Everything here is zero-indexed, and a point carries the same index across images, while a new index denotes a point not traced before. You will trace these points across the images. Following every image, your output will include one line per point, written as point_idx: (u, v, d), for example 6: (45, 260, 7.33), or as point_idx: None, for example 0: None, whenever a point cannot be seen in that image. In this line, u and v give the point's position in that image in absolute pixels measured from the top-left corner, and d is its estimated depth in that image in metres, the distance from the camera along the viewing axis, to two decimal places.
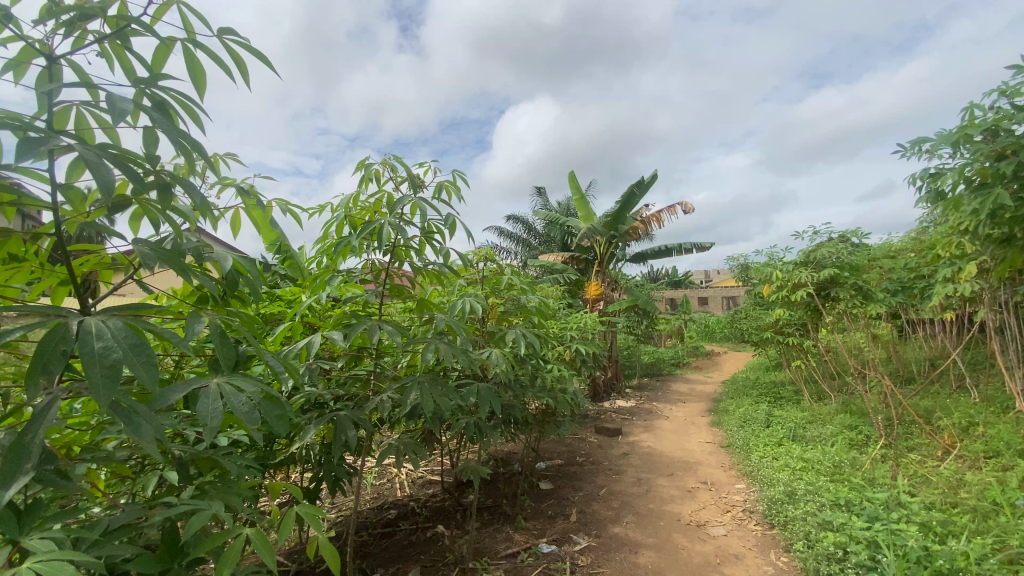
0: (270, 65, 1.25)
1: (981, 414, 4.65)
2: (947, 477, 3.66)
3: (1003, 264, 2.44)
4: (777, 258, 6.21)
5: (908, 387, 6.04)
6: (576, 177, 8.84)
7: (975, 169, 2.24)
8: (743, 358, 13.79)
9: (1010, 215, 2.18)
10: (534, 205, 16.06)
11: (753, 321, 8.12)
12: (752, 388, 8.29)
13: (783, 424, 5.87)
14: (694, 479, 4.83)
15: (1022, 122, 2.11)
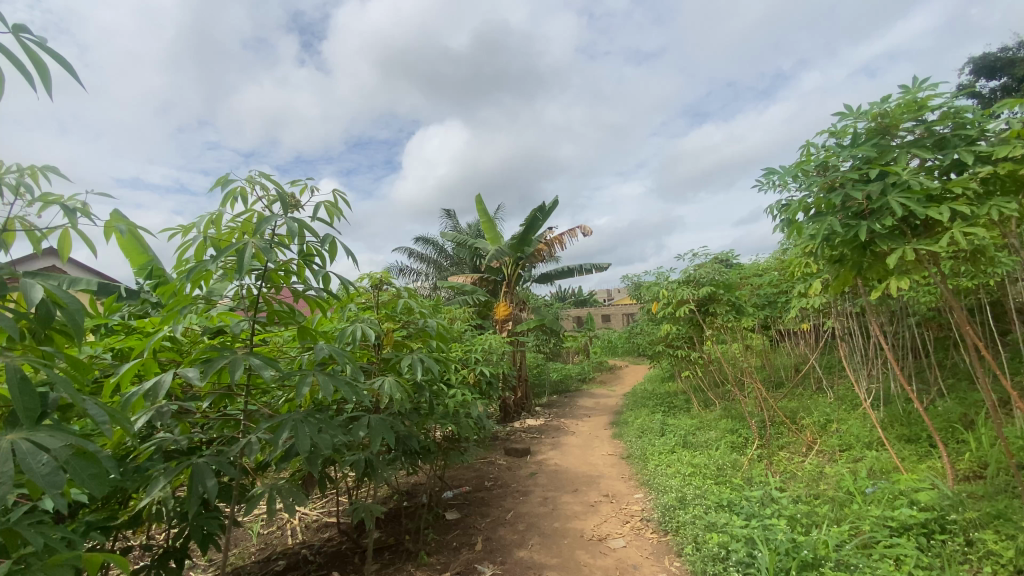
0: (82, 72, 1.08)
1: (834, 412, 5.31)
2: (811, 471, 4.10)
3: (837, 281, 2.83)
4: (663, 277, 6.70)
5: (778, 391, 6.76)
6: (482, 200, 8.95)
7: (813, 198, 2.58)
8: (643, 371, 14.61)
9: (841, 239, 2.53)
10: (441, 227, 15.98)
11: (648, 336, 8.66)
12: (649, 399, 8.79)
13: (676, 432, 6.27)
14: (597, 492, 4.95)
15: (846, 159, 2.47)
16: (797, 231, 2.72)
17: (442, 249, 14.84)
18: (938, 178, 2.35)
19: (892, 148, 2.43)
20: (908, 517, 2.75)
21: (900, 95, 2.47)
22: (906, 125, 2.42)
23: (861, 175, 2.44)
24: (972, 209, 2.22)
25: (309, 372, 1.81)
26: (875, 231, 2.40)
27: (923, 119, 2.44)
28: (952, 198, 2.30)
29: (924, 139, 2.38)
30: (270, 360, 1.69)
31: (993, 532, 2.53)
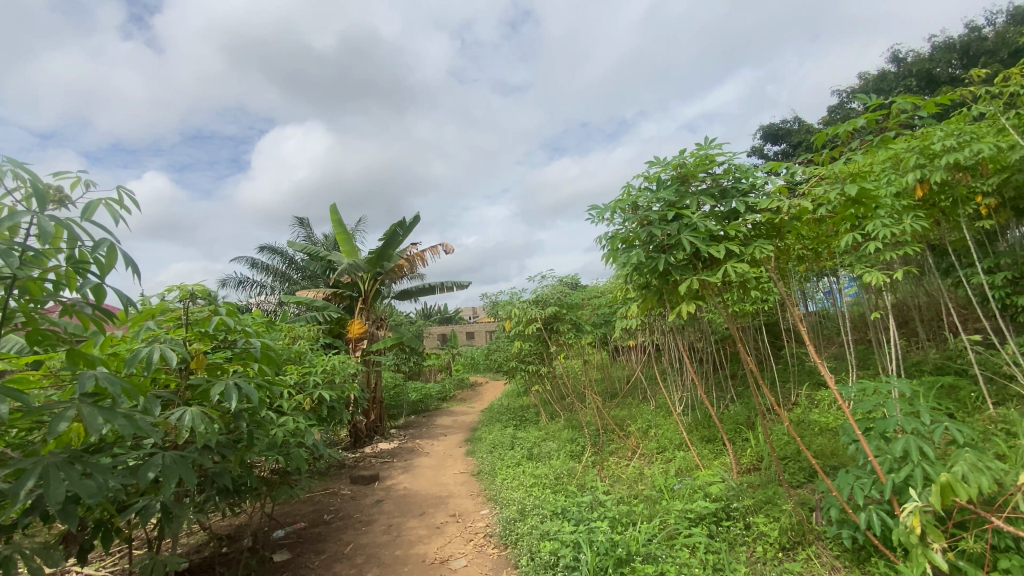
0: None
1: (654, 418, 6.04)
2: (633, 474, 4.57)
3: (644, 304, 3.25)
4: (515, 296, 7.00)
5: (614, 401, 7.47)
6: (338, 211, 8.49)
7: (630, 233, 2.93)
8: (501, 387, 14.97)
9: (648, 269, 2.91)
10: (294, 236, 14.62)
11: (503, 353, 8.93)
12: (502, 414, 9.04)
13: (523, 444, 6.56)
14: (444, 513, 4.90)
15: (651, 200, 2.86)
16: (616, 259, 3.06)
17: (289, 260, 13.66)
18: (720, 222, 2.84)
19: (690, 194, 2.88)
20: (704, 508, 3.19)
21: (697, 150, 2.94)
22: (701, 175, 2.87)
23: (665, 214, 2.84)
24: (742, 249, 2.72)
25: (72, 405, 1.52)
26: (671, 264, 2.83)
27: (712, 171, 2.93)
28: (728, 238, 2.79)
29: (712, 189, 2.86)
30: (12, 392, 1.37)
31: (762, 515, 3.05)
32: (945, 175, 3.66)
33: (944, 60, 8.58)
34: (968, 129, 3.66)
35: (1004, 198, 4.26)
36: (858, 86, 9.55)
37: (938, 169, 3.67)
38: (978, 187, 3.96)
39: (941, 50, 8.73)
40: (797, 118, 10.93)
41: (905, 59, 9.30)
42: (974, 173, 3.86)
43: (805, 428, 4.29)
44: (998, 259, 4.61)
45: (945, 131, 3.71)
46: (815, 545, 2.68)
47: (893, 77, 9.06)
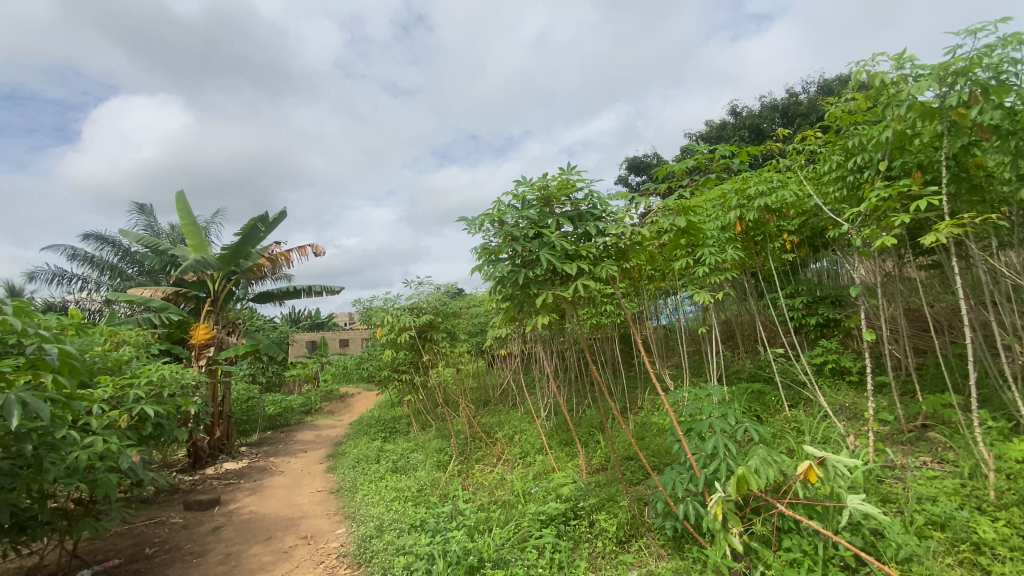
0: None
1: (520, 425, 6.26)
2: (495, 481, 4.68)
3: (507, 315, 3.40)
4: (388, 302, 6.69)
5: (485, 408, 7.60)
6: (185, 199, 7.49)
7: (495, 246, 3.03)
8: (373, 398, 14.37)
9: (510, 282, 3.06)
10: (144, 224, 12.25)
11: (374, 363, 8.57)
12: (371, 426, 8.65)
13: (388, 457, 6.34)
14: (294, 536, 4.53)
15: (513, 217, 3.02)
16: (481, 271, 3.14)
17: (122, 252, 11.70)
18: (575, 242, 3.07)
19: (550, 215, 3.07)
20: (555, 509, 3.38)
21: (559, 175, 3.16)
22: (562, 199, 3.09)
23: (527, 233, 3.01)
24: (592, 269, 2.99)
25: None
26: (530, 279, 3.01)
27: (573, 196, 3.17)
28: (582, 258, 3.04)
29: (571, 212, 3.09)
30: None
31: (605, 512, 3.32)
32: (757, 215, 4.38)
33: (769, 118, 10.27)
34: (776, 178, 4.38)
35: (801, 237, 5.16)
36: (706, 131, 11.03)
37: (752, 209, 4.37)
38: (782, 226, 4.76)
39: (768, 109, 10.47)
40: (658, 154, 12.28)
41: (741, 113, 10.99)
42: (779, 214, 4.62)
43: (647, 430, 4.77)
44: (797, 287, 5.66)
45: (759, 178, 4.40)
46: (647, 536, 2.97)
47: (731, 128, 10.66)
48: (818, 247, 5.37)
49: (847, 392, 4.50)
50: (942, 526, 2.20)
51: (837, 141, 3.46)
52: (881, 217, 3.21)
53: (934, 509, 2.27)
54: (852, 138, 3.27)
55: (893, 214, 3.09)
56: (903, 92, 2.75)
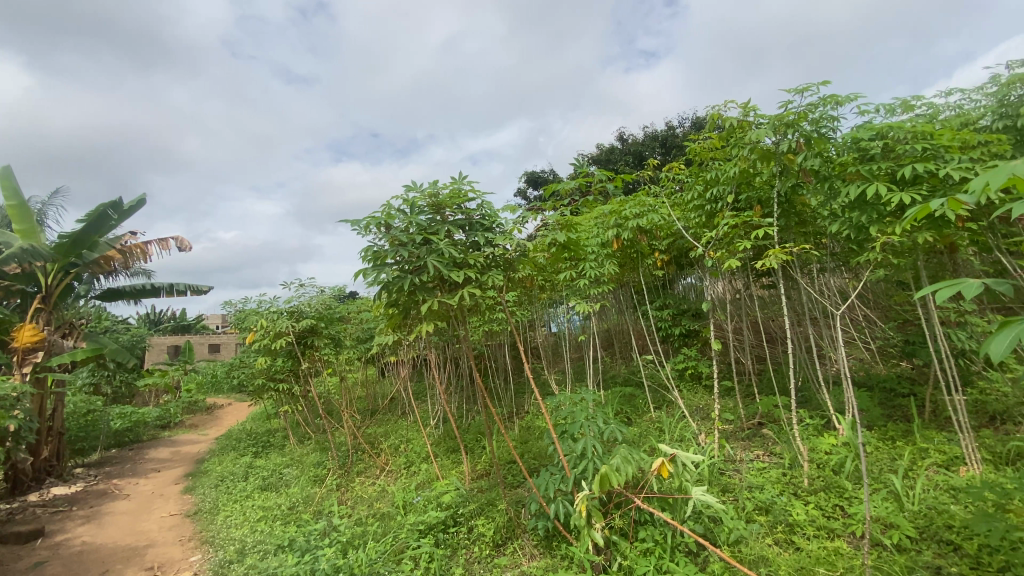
0: None
1: (406, 433, 6.12)
2: (376, 493, 4.51)
3: (392, 321, 3.31)
4: (264, 304, 6.17)
5: (371, 418, 7.32)
6: (9, 173, 6.24)
7: (382, 251, 2.94)
8: (247, 409, 13.12)
9: (395, 288, 2.98)
10: None
11: (246, 370, 7.84)
12: (240, 440, 7.89)
13: (258, 474, 5.82)
14: (136, 569, 3.96)
15: (401, 221, 2.96)
16: (364, 276, 3.04)
17: None
18: (463, 251, 3.09)
19: (438, 222, 3.06)
20: (434, 518, 3.35)
21: (451, 183, 3.17)
22: (453, 207, 3.10)
23: (415, 239, 2.97)
24: (479, 277, 3.04)
25: None
26: (416, 285, 2.97)
27: (464, 205, 3.19)
28: (469, 266, 3.07)
29: (461, 220, 3.11)
30: None
31: (483, 516, 3.36)
32: (632, 234, 4.76)
33: (650, 147, 11.24)
34: (649, 202, 4.81)
35: (670, 257, 5.69)
36: (596, 153, 11.81)
37: (628, 229, 4.75)
38: (654, 245, 5.21)
39: (649, 138, 11.50)
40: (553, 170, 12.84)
41: (628, 140, 11.94)
42: (650, 234, 5.06)
43: (530, 435, 4.93)
44: (665, 300, 6.25)
45: (634, 201, 4.79)
46: (521, 538, 3.06)
47: (618, 152, 11.53)
48: (684, 266, 5.98)
49: (702, 395, 5.05)
50: (765, 510, 2.54)
51: (698, 173, 3.91)
52: (729, 243, 3.67)
53: (761, 496, 2.62)
54: (710, 171, 3.71)
55: (738, 240, 3.56)
56: (745, 136, 3.18)
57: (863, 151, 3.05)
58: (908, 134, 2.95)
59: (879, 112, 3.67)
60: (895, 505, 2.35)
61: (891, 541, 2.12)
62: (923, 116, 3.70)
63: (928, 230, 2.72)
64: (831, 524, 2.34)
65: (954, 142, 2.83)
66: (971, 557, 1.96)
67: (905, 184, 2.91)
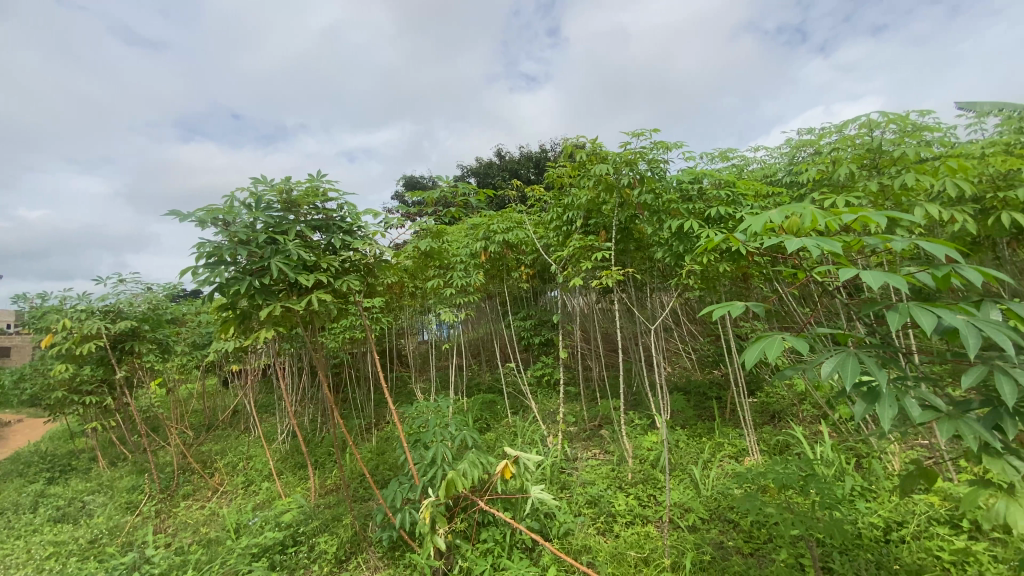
0: None
1: (249, 449, 5.58)
2: (205, 516, 4.04)
3: (227, 326, 3.01)
4: (68, 302, 5.13)
5: (207, 433, 6.53)
6: None
7: (221, 247, 2.66)
8: (44, 426, 10.82)
9: (234, 290, 2.72)
10: None
11: (42, 379, 6.48)
12: (28, 465, 6.47)
13: (50, 503, 4.84)
14: None
15: (246, 216, 2.72)
16: (196, 273, 2.74)
17: None
18: (316, 253, 2.95)
19: (290, 221, 2.88)
20: (270, 540, 3.10)
21: (307, 180, 3.01)
22: (308, 206, 2.95)
23: (263, 237, 2.75)
24: (332, 282, 2.93)
25: None
26: (259, 287, 2.75)
27: (320, 204, 3.05)
28: (321, 270, 2.93)
29: (317, 220, 2.96)
30: None
31: (327, 533, 3.21)
32: (498, 247, 4.95)
33: (525, 166, 11.80)
34: (514, 218, 5.05)
35: (534, 272, 5.99)
36: (475, 166, 12.07)
37: (493, 242, 4.92)
38: (519, 260, 5.47)
39: (526, 157, 12.08)
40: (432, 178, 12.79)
41: (505, 156, 12.39)
42: (515, 249, 5.31)
43: (386, 445, 4.82)
44: (528, 311, 6.59)
45: (501, 217, 4.99)
46: (365, 551, 2.98)
47: (496, 167, 11.92)
48: (545, 280, 6.37)
49: (555, 401, 5.42)
50: (593, 503, 2.82)
51: (556, 196, 4.21)
52: (579, 262, 4.02)
53: (590, 491, 2.89)
54: (567, 195, 4.02)
55: (585, 260, 3.91)
56: (594, 166, 3.52)
57: (685, 191, 3.56)
58: (718, 181, 3.52)
59: (704, 159, 4.33)
60: (695, 491, 2.77)
61: (687, 523, 2.48)
62: (735, 166, 4.45)
63: (728, 261, 3.26)
64: (645, 511, 2.66)
65: (750, 191, 3.45)
66: (745, 532, 2.38)
67: (714, 222, 3.45)
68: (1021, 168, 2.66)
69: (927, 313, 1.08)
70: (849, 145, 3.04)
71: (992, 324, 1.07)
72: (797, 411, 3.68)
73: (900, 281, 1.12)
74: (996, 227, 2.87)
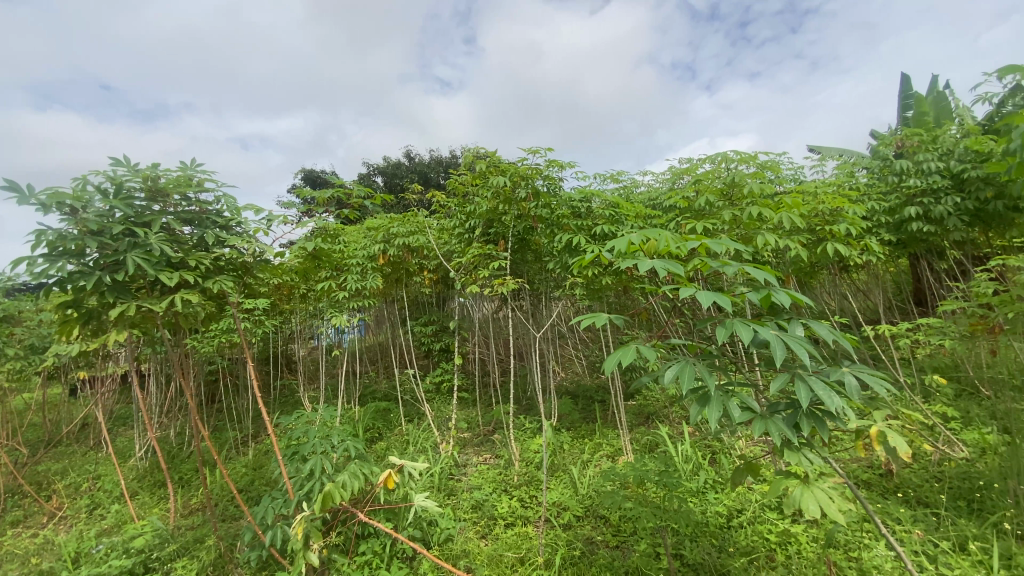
0: None
1: (98, 467, 4.89)
2: (33, 547, 3.46)
3: (68, 326, 2.63)
4: None
5: (44, 450, 5.61)
6: None
7: (67, 236, 2.33)
8: None
9: (81, 285, 2.39)
10: None
11: None
12: None
13: None
14: None
15: (103, 203, 2.42)
16: (29, 265, 2.37)
17: None
18: (184, 249, 2.70)
19: (154, 212, 2.61)
20: (114, 568, 2.74)
21: (178, 168, 2.74)
22: (177, 197, 2.68)
23: (121, 228, 2.46)
24: (201, 281, 2.69)
25: None
26: (114, 283, 2.46)
27: (191, 196, 2.79)
28: (189, 268, 2.68)
29: (187, 213, 2.71)
30: None
31: (187, 557, 2.92)
32: (396, 251, 4.86)
33: (435, 170, 11.73)
34: (415, 223, 5.00)
35: (436, 278, 5.96)
36: (382, 166, 11.75)
37: (392, 246, 4.83)
38: (419, 265, 5.41)
39: (435, 162, 12.01)
40: (335, 174, 12.22)
41: (414, 159, 12.20)
42: (416, 253, 5.24)
43: (264, 458, 4.49)
44: (428, 317, 6.53)
45: (400, 220, 4.91)
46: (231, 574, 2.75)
47: (404, 169, 11.70)
48: (447, 287, 6.36)
49: (451, 407, 5.42)
50: (477, 507, 2.87)
51: (457, 203, 4.24)
52: (476, 270, 4.07)
53: (475, 496, 2.95)
54: (467, 203, 4.08)
55: (481, 268, 3.98)
56: (492, 176, 3.61)
57: (577, 208, 3.78)
58: (607, 200, 3.78)
59: (597, 179, 4.62)
60: (572, 491, 2.94)
61: (562, 521, 2.62)
62: (625, 188, 4.81)
63: (611, 275, 3.50)
64: (525, 512, 2.76)
65: (633, 211, 3.75)
66: (613, 526, 2.56)
67: (601, 238, 3.69)
68: (842, 207, 3.17)
69: (746, 328, 1.26)
70: (714, 176, 3.44)
71: (794, 339, 1.27)
72: (668, 413, 4.03)
73: (727, 301, 1.29)
74: (823, 254, 3.40)
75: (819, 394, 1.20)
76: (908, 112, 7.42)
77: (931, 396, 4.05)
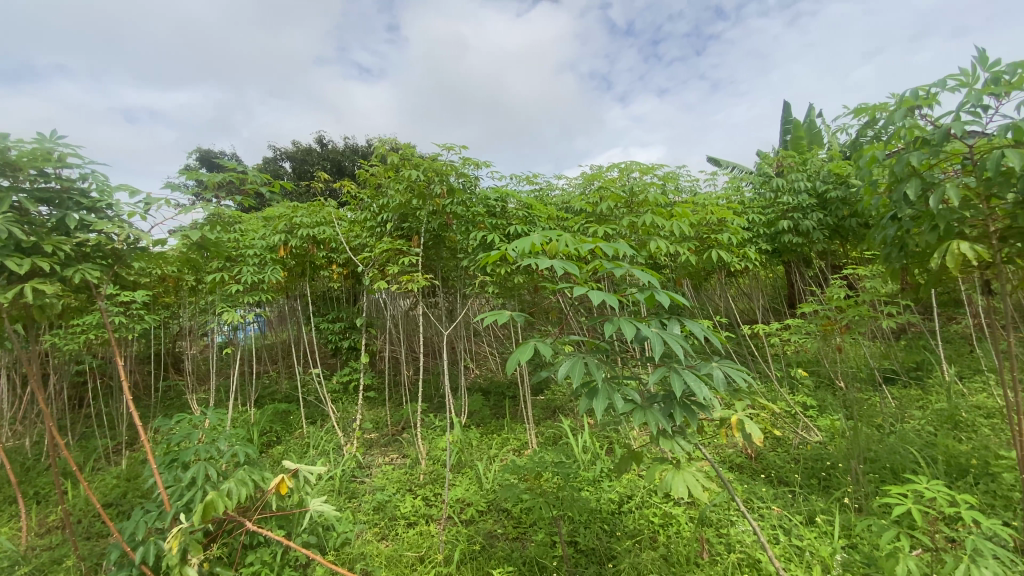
0: None
1: None
2: None
3: None
4: None
5: None
6: None
7: None
8: None
9: None
10: None
11: None
12: None
13: None
14: None
15: None
16: None
17: None
18: (38, 232, 2.35)
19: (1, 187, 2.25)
20: None
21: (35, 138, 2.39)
22: (30, 172, 2.33)
23: None
24: (59, 269, 2.36)
25: None
26: None
27: (49, 171, 2.44)
28: (44, 254, 2.35)
29: (44, 191, 2.37)
30: None
31: None
32: (301, 243, 4.60)
33: (349, 158, 11.22)
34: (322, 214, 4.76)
35: (345, 273, 5.71)
36: (291, 151, 11.02)
37: (296, 237, 4.56)
38: (327, 258, 5.16)
39: (350, 150, 11.49)
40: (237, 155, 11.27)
41: (327, 145, 11.59)
42: (322, 246, 4.99)
43: (140, 467, 4.05)
44: (337, 313, 6.25)
45: (306, 210, 4.65)
46: None
47: (315, 155, 11.07)
48: (357, 282, 6.12)
49: (357, 406, 5.23)
50: (379, 509, 2.81)
51: (368, 196, 4.11)
52: (386, 266, 3.97)
53: (377, 497, 2.88)
54: (378, 196, 3.96)
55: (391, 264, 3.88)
56: (405, 170, 3.53)
57: (490, 206, 3.82)
58: (519, 200, 3.85)
59: (512, 179, 4.69)
60: (477, 487, 2.97)
61: (465, 517, 2.65)
62: (539, 190, 4.93)
63: (521, 273, 3.58)
64: (428, 511, 2.75)
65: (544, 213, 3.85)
66: (514, 518, 2.63)
67: (513, 237, 3.76)
68: (727, 218, 3.50)
69: (631, 326, 1.35)
70: (619, 183, 3.64)
71: (672, 336, 1.38)
72: (573, 408, 4.21)
73: (614, 300, 1.37)
74: (711, 260, 3.74)
75: (691, 385, 1.33)
76: (789, 136, 8.32)
77: (796, 388, 4.60)
